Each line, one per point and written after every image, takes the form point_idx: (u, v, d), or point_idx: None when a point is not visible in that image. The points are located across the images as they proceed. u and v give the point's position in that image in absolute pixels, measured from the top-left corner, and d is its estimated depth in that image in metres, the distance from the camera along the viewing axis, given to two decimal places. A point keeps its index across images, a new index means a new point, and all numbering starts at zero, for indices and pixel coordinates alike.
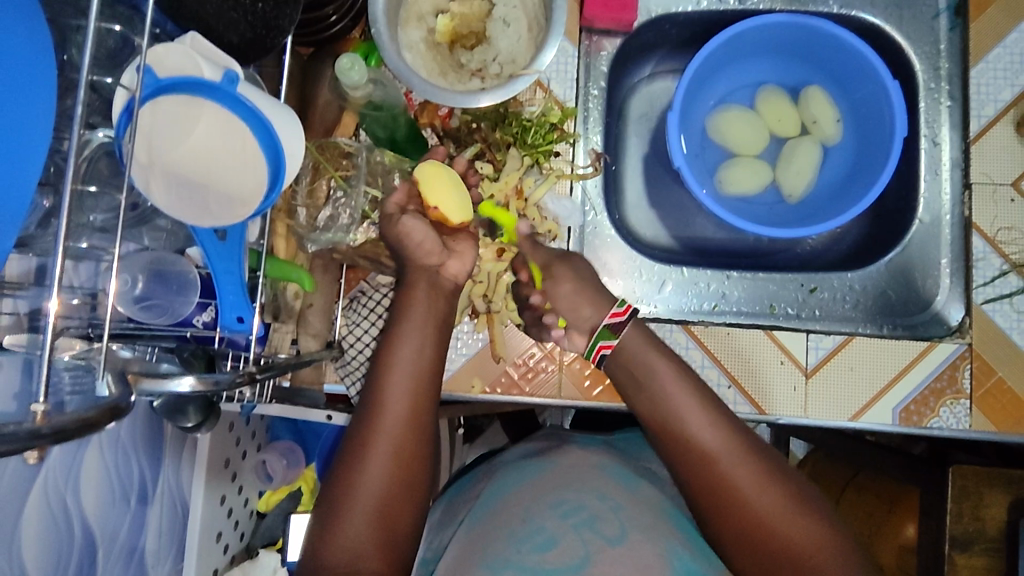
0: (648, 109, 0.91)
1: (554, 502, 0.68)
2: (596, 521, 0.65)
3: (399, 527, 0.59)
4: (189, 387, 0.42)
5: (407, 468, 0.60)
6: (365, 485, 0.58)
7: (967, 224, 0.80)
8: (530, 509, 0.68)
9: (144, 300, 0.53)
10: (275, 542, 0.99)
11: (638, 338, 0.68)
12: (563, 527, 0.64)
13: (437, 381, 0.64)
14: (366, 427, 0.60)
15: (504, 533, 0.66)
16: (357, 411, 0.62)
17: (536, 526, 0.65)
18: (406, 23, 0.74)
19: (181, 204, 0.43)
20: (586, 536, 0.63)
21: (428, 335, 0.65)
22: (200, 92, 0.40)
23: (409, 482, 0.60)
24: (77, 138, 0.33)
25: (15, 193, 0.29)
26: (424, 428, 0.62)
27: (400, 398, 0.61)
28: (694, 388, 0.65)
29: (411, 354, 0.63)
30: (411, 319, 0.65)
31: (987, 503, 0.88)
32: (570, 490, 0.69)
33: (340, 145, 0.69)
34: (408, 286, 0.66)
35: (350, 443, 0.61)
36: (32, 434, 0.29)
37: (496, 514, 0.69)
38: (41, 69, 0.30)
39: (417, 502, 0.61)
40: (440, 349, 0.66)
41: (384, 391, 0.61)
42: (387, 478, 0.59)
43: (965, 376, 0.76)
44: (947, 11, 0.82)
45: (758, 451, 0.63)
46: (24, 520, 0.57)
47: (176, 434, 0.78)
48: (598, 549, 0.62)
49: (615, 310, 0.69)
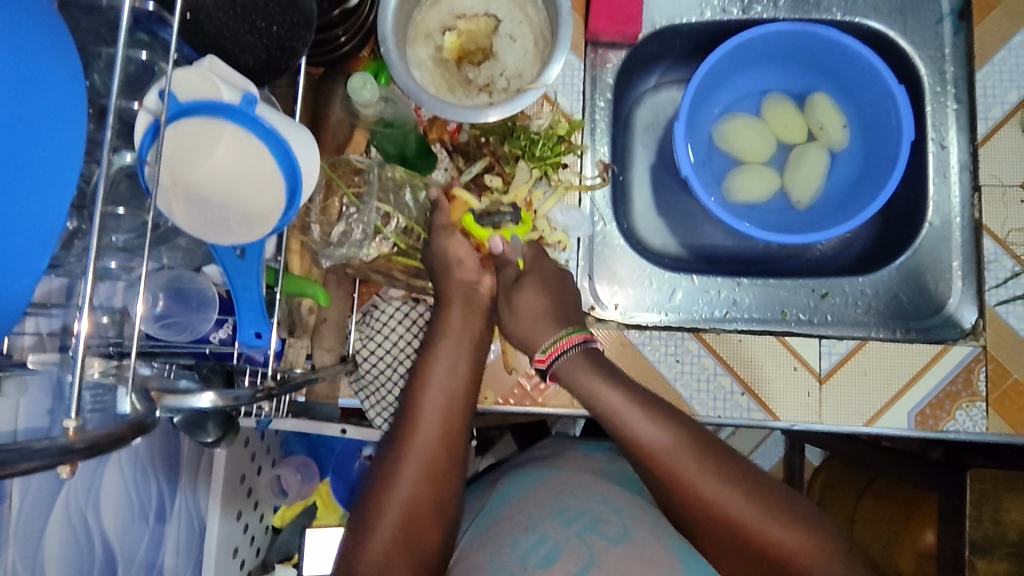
0: (654, 120, 0.91)
1: (556, 509, 0.68)
2: (599, 524, 0.66)
3: (427, 534, 0.60)
4: (210, 404, 0.43)
5: (439, 478, 0.61)
6: (394, 492, 0.59)
7: (978, 226, 0.79)
8: (533, 516, 0.68)
9: (163, 318, 0.54)
10: (289, 557, 0.99)
11: (600, 385, 0.66)
12: (567, 534, 0.65)
13: (474, 391, 0.66)
14: (400, 434, 0.62)
15: (507, 542, 0.65)
16: (392, 420, 0.64)
17: (539, 535, 0.65)
18: (414, 41, 0.76)
19: (202, 222, 0.43)
20: (590, 539, 0.64)
21: (462, 351, 0.67)
22: (221, 114, 0.41)
23: (439, 487, 0.61)
24: (105, 161, 0.34)
25: (50, 215, 0.30)
26: (457, 434, 0.63)
27: (434, 406, 0.63)
28: (669, 423, 0.64)
29: (445, 370, 0.65)
30: (449, 334, 0.68)
31: (1008, 506, 0.89)
32: (572, 496, 0.70)
33: (351, 162, 0.70)
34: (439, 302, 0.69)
35: (383, 454, 0.62)
36: (65, 450, 0.29)
37: (500, 522, 0.69)
38: (72, 93, 0.31)
39: (450, 509, 0.62)
40: (478, 360, 0.68)
41: (418, 400, 0.63)
42: (416, 484, 0.60)
43: (980, 379, 0.76)
44: (951, 15, 0.82)
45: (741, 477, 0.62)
46: (47, 537, 0.58)
47: (191, 448, 0.79)
48: (601, 550, 0.63)
49: (537, 357, 0.68)
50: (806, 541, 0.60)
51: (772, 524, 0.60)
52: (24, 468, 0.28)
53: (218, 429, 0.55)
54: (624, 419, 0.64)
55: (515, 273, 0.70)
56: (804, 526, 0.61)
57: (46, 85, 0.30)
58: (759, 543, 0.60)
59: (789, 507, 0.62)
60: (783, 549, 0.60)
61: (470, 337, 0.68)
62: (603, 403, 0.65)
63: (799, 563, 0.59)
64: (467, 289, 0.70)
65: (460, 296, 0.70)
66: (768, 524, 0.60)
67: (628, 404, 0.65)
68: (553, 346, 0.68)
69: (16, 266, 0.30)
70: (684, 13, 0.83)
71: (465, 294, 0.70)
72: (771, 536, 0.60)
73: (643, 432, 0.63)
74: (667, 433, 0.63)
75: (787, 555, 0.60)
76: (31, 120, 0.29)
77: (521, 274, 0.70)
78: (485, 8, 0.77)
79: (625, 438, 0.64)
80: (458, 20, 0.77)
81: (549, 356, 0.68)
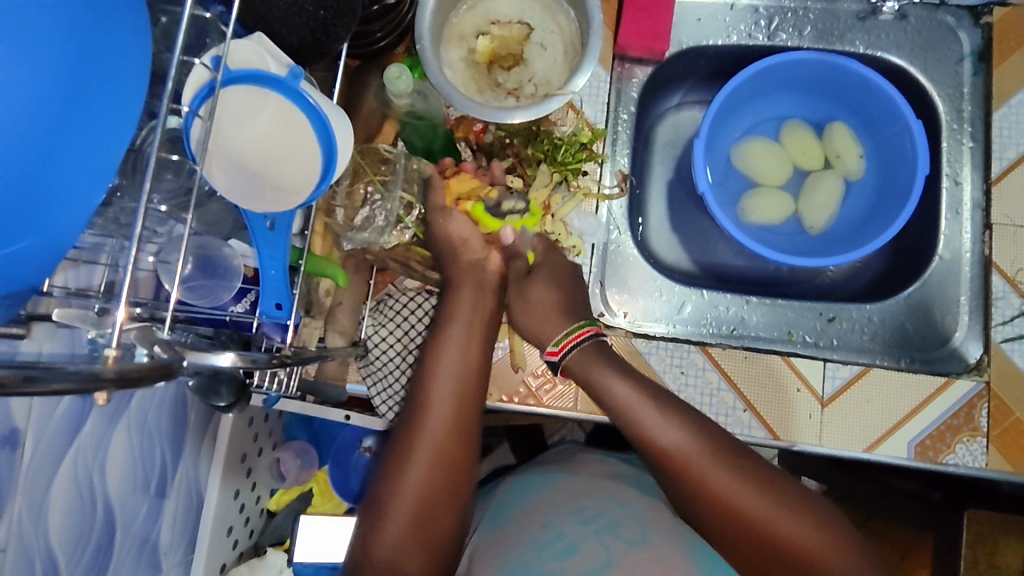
0: (674, 138, 0.93)
1: (573, 509, 0.70)
2: (616, 526, 0.68)
3: (441, 525, 0.62)
4: (230, 363, 0.44)
5: (448, 470, 0.62)
6: (405, 484, 0.61)
7: (987, 262, 0.81)
8: (551, 515, 0.70)
9: (188, 282, 0.55)
10: (282, 542, 0.99)
11: (613, 377, 0.68)
12: (584, 533, 0.67)
13: (484, 382, 0.66)
14: (408, 429, 0.63)
15: (525, 537, 0.68)
16: (402, 412, 0.65)
17: (557, 531, 0.67)
18: (448, 42, 0.79)
19: (239, 187, 0.45)
20: (607, 540, 0.66)
21: (473, 336, 0.67)
22: (266, 84, 0.44)
23: (450, 479, 0.62)
24: (163, 113, 0.36)
25: (107, 158, 0.32)
26: (468, 427, 0.64)
27: (442, 398, 0.63)
28: (684, 419, 0.65)
29: (456, 355, 0.66)
30: (457, 320, 0.68)
31: (1003, 550, 0.90)
32: (588, 498, 0.71)
33: (380, 151, 0.72)
34: (454, 286, 0.70)
35: (394, 448, 0.63)
36: (96, 378, 0.30)
37: (518, 520, 0.71)
38: (139, 48, 0.33)
39: (462, 502, 0.63)
40: (486, 344, 0.68)
41: (428, 394, 0.63)
42: (427, 478, 0.61)
43: (982, 414, 0.77)
44: (972, 55, 0.84)
45: (741, 459, 0.63)
46: (53, 491, 0.59)
47: (198, 420, 0.81)
48: (618, 553, 0.65)
49: (550, 349, 0.71)
50: (812, 535, 0.61)
51: (780, 518, 0.61)
52: (56, 388, 0.29)
53: (231, 395, 0.56)
54: (635, 412, 0.65)
55: (525, 266, 0.74)
56: (811, 516, 0.62)
57: (117, 35, 0.31)
58: (769, 531, 0.61)
59: (800, 499, 0.63)
60: (796, 545, 0.61)
61: (484, 322, 0.69)
62: (619, 401, 0.66)
63: (804, 553, 0.61)
64: (476, 273, 0.71)
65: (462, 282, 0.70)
66: (785, 522, 0.61)
67: (635, 396, 0.66)
68: (566, 339, 0.70)
69: (72, 203, 0.31)
70: (711, 36, 0.85)
71: (478, 276, 0.71)
72: (772, 523, 0.61)
73: (656, 425, 0.64)
74: (673, 422, 0.64)
75: (796, 548, 0.61)
76: (102, 62, 0.31)
77: (533, 268, 0.74)
78: (519, 16, 0.80)
79: (638, 435, 0.65)
80: (492, 25, 0.79)
81: (561, 349, 0.70)
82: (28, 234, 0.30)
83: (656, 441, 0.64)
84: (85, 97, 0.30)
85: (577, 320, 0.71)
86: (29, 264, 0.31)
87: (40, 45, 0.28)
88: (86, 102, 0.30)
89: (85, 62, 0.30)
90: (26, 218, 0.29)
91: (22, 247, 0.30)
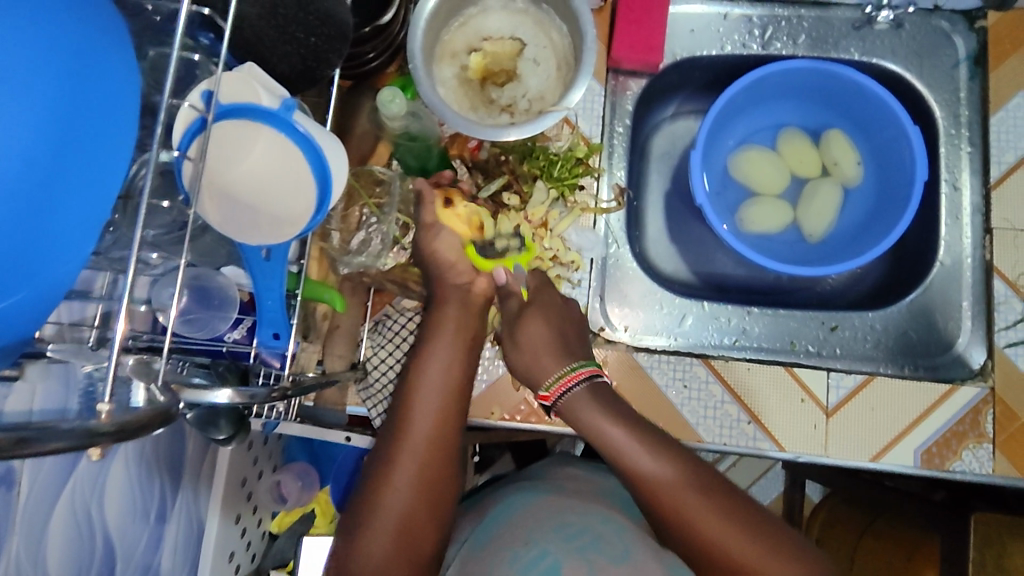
0: (670, 148, 0.93)
1: (556, 525, 0.69)
2: (599, 542, 0.67)
3: (422, 542, 0.61)
4: (227, 399, 0.43)
5: (430, 488, 0.62)
6: (387, 504, 0.60)
7: (988, 267, 0.80)
8: (534, 532, 0.68)
9: (186, 315, 0.55)
10: (285, 565, 0.98)
11: (606, 414, 0.67)
12: (567, 550, 0.65)
13: (464, 400, 0.66)
14: (390, 446, 0.63)
15: (506, 557, 0.66)
16: (383, 430, 0.65)
17: (539, 549, 0.66)
18: (440, 60, 0.78)
19: (231, 220, 0.45)
20: (591, 557, 0.65)
21: (456, 351, 0.68)
22: (259, 118, 0.43)
23: (430, 494, 0.62)
24: (155, 146, 0.35)
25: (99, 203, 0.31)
26: (448, 445, 0.64)
27: (423, 412, 0.64)
28: (672, 458, 0.64)
29: (438, 371, 0.66)
30: (442, 335, 0.68)
31: (1012, 553, 0.85)
32: (572, 514, 0.72)
33: (374, 173, 0.72)
34: (439, 304, 0.70)
35: (374, 465, 0.63)
36: (92, 433, 0.30)
37: (499, 538, 0.69)
38: (129, 90, 0.32)
39: (443, 516, 0.63)
40: (469, 361, 0.69)
41: (410, 408, 0.64)
42: (405, 496, 0.60)
43: (988, 420, 0.76)
44: (967, 60, 0.83)
45: (729, 500, 0.62)
46: (49, 529, 0.58)
47: (197, 448, 0.79)
48: (602, 568, 0.64)
49: (542, 394, 0.70)
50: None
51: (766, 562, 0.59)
52: (51, 448, 0.28)
53: (230, 428, 0.55)
54: (626, 446, 0.65)
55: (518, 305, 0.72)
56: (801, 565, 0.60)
57: (106, 81, 0.31)
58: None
59: (791, 546, 0.61)
60: None
61: (469, 336, 0.70)
62: (606, 433, 0.66)
63: None
64: (461, 293, 0.70)
65: (456, 300, 0.70)
66: (760, 560, 0.59)
67: (626, 431, 0.66)
68: (556, 384, 0.69)
69: (65, 252, 0.30)
70: (705, 46, 0.85)
71: (461, 296, 0.70)
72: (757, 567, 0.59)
73: (643, 457, 0.64)
74: (661, 457, 0.64)
75: None
76: (91, 108, 0.30)
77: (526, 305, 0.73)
78: (511, 32, 0.79)
79: (626, 466, 0.64)
80: (484, 41, 0.79)
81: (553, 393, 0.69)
82: (21, 285, 0.29)
83: (642, 476, 0.63)
84: (76, 142, 0.29)
85: (573, 362, 0.70)
86: (22, 317, 0.30)
87: (33, 94, 0.27)
88: (77, 152, 0.29)
89: (75, 109, 0.29)
90: (23, 269, 0.29)
91: (12, 301, 0.29)
